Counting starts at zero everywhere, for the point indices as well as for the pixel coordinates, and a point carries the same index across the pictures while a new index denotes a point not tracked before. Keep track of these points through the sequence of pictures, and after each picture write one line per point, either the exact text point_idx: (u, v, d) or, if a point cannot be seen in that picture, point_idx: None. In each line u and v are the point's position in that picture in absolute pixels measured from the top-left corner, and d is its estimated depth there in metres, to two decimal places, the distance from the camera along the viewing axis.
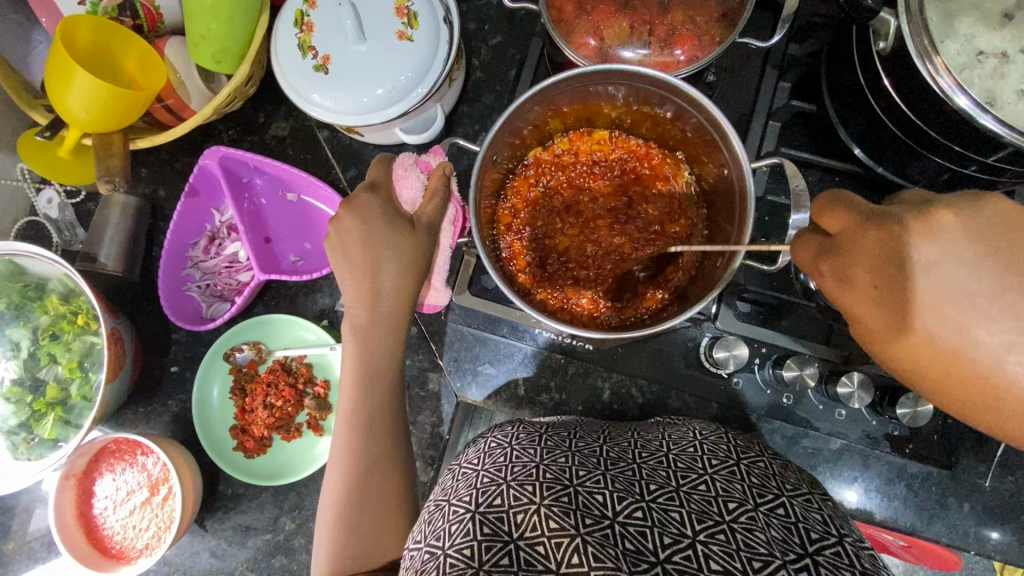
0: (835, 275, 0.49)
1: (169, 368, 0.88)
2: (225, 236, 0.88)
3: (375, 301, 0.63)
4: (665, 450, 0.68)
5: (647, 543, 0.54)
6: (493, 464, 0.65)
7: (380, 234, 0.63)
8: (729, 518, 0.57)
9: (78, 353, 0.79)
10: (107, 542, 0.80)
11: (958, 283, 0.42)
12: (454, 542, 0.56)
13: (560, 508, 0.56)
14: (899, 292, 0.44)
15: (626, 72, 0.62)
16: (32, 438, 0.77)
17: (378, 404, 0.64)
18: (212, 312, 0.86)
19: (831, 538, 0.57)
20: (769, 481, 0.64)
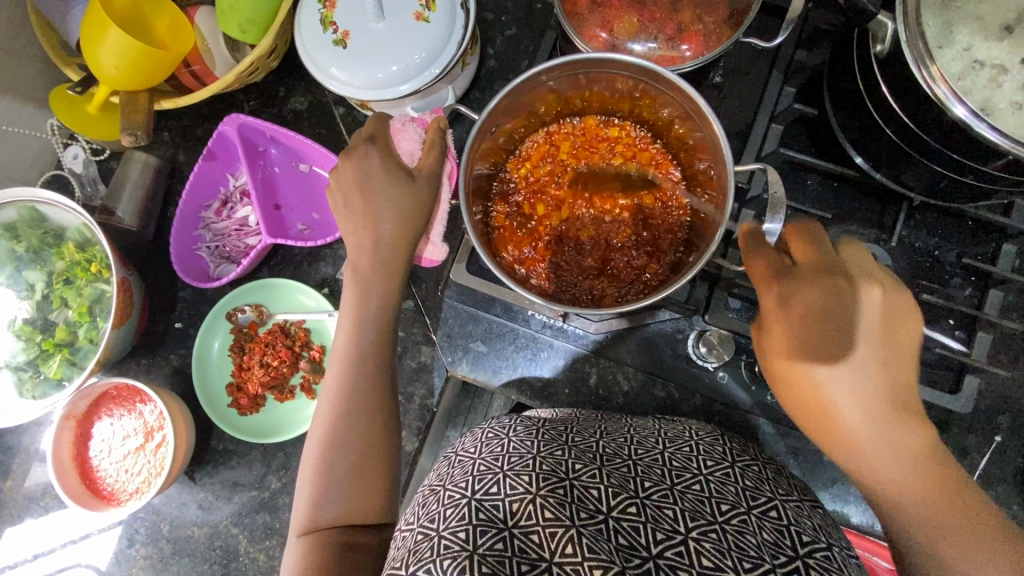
0: (781, 293, 0.58)
1: (173, 324, 0.91)
2: (238, 201, 0.91)
3: (373, 244, 0.67)
4: (660, 448, 0.70)
5: (640, 539, 0.56)
6: (489, 454, 0.67)
7: (381, 183, 0.66)
8: (722, 519, 0.59)
9: (88, 299, 0.82)
10: (99, 483, 0.83)
11: (856, 399, 0.57)
12: (449, 525, 0.58)
13: (556, 499, 0.58)
14: (817, 351, 0.57)
15: (626, 62, 0.64)
16: (38, 376, 0.81)
17: (370, 347, 0.67)
18: (218, 272, 0.90)
19: (821, 543, 0.59)
20: (763, 485, 0.66)
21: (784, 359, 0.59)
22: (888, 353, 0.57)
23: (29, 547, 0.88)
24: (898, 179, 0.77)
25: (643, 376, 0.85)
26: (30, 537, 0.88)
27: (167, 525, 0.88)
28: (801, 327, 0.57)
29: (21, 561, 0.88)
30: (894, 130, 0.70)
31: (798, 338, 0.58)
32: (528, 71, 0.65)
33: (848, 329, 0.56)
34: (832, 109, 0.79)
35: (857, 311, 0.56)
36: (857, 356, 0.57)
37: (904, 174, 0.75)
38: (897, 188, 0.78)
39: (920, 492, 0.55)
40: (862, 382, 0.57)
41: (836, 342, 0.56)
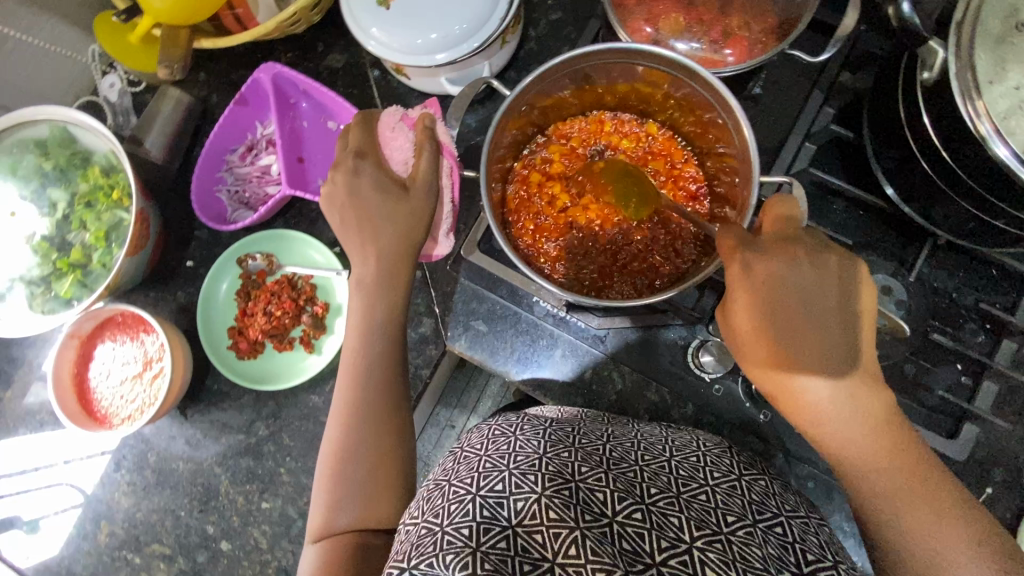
0: (744, 265, 0.59)
1: (186, 262, 0.93)
2: (263, 149, 0.92)
3: (372, 256, 0.69)
4: (667, 456, 0.70)
5: (644, 545, 0.58)
6: (495, 451, 0.67)
7: (377, 202, 0.69)
8: (727, 530, 0.60)
9: (106, 224, 0.83)
10: (94, 405, 0.84)
11: (817, 360, 0.57)
12: (452, 521, 0.58)
13: (560, 500, 0.59)
14: (779, 317, 0.58)
15: (668, 58, 0.63)
16: (49, 292, 0.82)
17: (381, 357, 0.68)
18: (235, 217, 0.91)
19: (826, 561, 0.59)
20: (769, 499, 0.66)
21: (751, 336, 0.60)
22: (847, 318, 0.58)
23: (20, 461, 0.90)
24: (926, 215, 0.75)
25: (638, 377, 0.84)
26: (29, 450, 0.91)
27: (154, 455, 0.89)
28: (769, 306, 0.58)
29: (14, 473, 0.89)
30: (931, 163, 0.68)
31: (758, 304, 0.59)
32: (567, 53, 0.64)
33: (806, 293, 0.58)
34: (869, 135, 0.77)
35: (822, 284, 0.58)
36: (829, 334, 0.58)
37: (934, 210, 0.73)
38: (924, 223, 0.76)
39: (878, 454, 0.56)
40: (835, 360, 0.57)
41: (796, 310, 0.58)
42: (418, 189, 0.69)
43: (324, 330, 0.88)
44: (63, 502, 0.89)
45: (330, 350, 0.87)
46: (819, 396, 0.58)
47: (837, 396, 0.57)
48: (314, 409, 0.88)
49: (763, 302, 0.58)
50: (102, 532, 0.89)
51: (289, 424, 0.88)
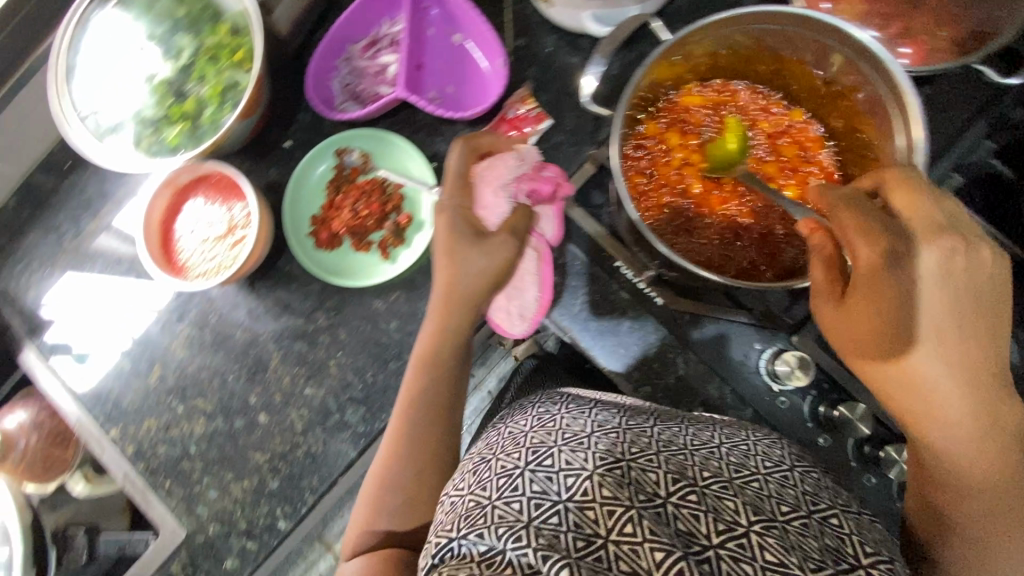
0: (866, 244, 0.54)
1: (284, 141, 0.93)
2: (385, 46, 0.89)
3: (444, 305, 0.73)
4: (716, 442, 0.67)
5: (700, 527, 0.55)
6: (542, 428, 0.68)
7: (460, 249, 0.73)
8: (783, 519, 0.56)
9: (224, 83, 0.83)
10: (173, 254, 0.87)
11: (937, 359, 0.54)
12: (502, 496, 0.59)
13: (613, 479, 0.58)
14: (895, 302, 0.54)
15: (852, 36, 0.58)
16: (158, 136, 0.84)
17: (437, 400, 0.72)
18: (342, 108, 0.90)
19: (887, 554, 0.56)
20: (824, 492, 0.62)
21: (858, 331, 0.56)
22: (973, 317, 0.54)
23: (83, 308, 0.96)
24: None
25: (703, 367, 0.81)
26: (92, 296, 0.96)
27: (216, 317, 0.92)
28: (901, 301, 0.54)
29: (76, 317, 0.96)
30: None
31: (874, 293, 0.54)
32: (742, 10, 0.60)
33: (927, 285, 0.54)
34: None
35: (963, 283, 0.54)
36: (952, 331, 0.54)
37: None
38: None
39: (977, 451, 0.55)
40: (946, 342, 0.54)
41: (915, 294, 0.54)
42: (499, 251, 0.73)
43: (403, 241, 0.88)
44: (114, 350, 0.94)
45: (404, 262, 0.88)
46: (935, 393, 0.55)
47: (951, 397, 0.55)
48: (375, 313, 0.89)
49: (901, 296, 0.54)
50: (154, 374, 0.93)
51: (348, 321, 0.89)
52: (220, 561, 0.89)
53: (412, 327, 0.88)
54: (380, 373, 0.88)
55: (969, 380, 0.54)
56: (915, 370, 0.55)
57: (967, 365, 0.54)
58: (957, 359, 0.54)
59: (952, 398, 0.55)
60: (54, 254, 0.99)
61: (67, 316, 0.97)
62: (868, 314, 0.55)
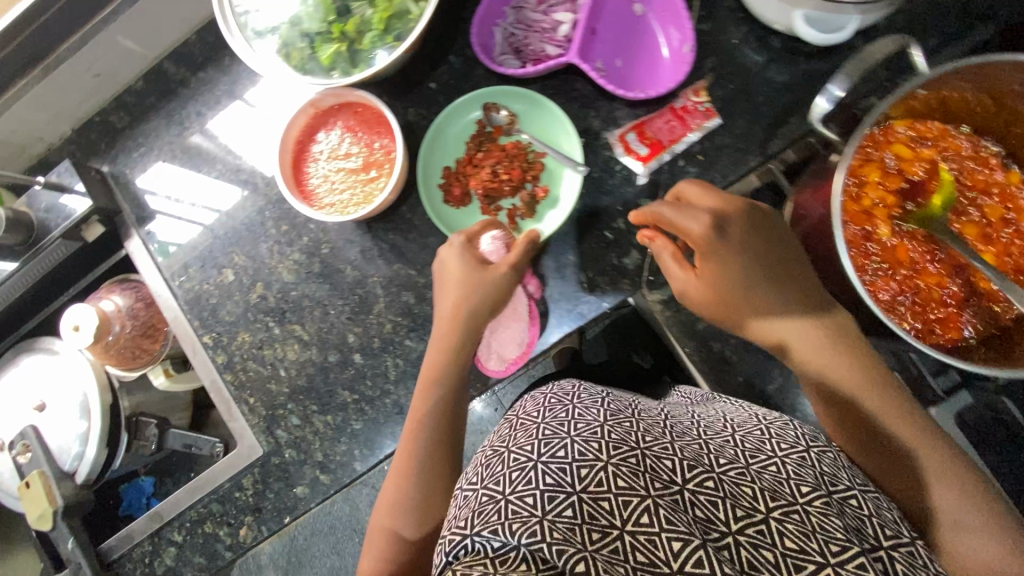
0: (722, 226, 0.69)
1: (428, 83, 0.89)
2: (560, 1, 0.82)
3: (448, 325, 0.79)
4: (731, 430, 0.67)
5: (718, 513, 0.55)
6: (555, 419, 0.65)
7: (462, 273, 0.78)
8: (803, 501, 0.57)
9: (394, 10, 0.77)
10: (302, 179, 0.83)
11: (810, 334, 0.69)
12: (514, 489, 0.55)
13: (629, 469, 0.57)
14: (775, 282, 0.70)
15: None
16: (312, 53, 0.79)
17: (440, 423, 0.76)
18: (500, 60, 0.84)
19: (905, 538, 0.57)
20: (840, 471, 0.63)
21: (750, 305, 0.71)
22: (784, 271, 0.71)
23: (168, 188, 0.97)
24: None
25: None
26: (180, 180, 0.97)
27: (327, 249, 0.91)
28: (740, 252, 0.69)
29: (162, 196, 0.97)
30: None
31: (770, 288, 0.70)
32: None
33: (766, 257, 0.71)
34: None
35: (768, 236, 0.70)
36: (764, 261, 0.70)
37: None
38: None
39: (845, 375, 0.67)
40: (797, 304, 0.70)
41: (775, 270, 0.70)
42: (490, 278, 0.78)
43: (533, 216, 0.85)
44: (186, 235, 0.96)
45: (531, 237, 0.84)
46: (822, 369, 0.69)
47: (844, 377, 0.67)
48: None
49: (742, 260, 0.69)
50: (255, 292, 0.93)
51: None
52: (292, 486, 0.90)
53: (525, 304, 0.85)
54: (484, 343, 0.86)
55: (830, 345, 0.69)
56: (804, 354, 0.70)
57: (805, 301, 0.70)
58: (819, 329, 0.69)
59: (826, 363, 0.68)
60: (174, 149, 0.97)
61: (153, 194, 0.98)
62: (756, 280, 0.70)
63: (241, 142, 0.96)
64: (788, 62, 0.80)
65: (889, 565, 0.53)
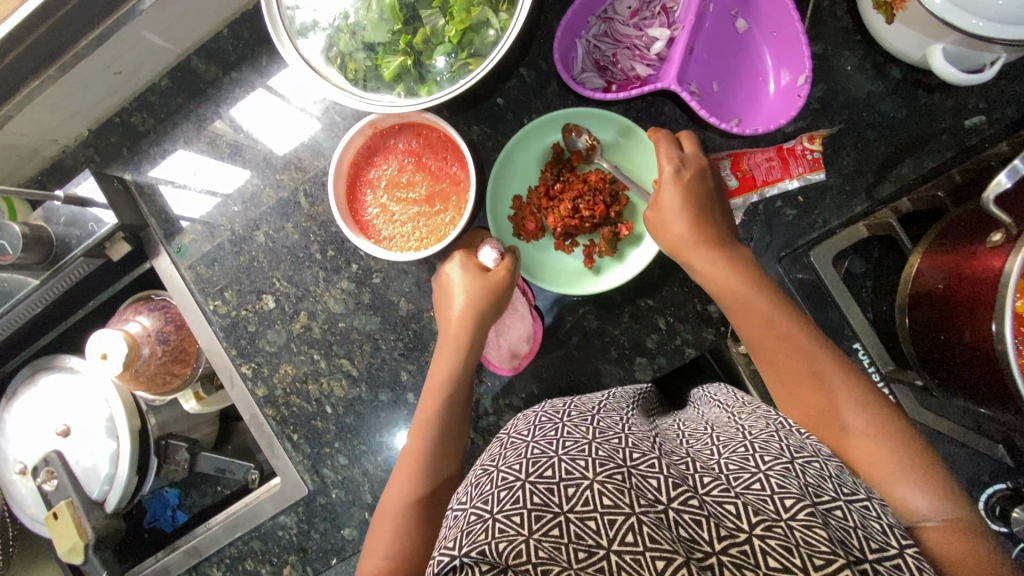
0: (675, 163, 0.69)
1: (497, 98, 0.79)
2: (654, 14, 0.73)
3: (447, 333, 0.73)
4: (717, 442, 0.59)
5: (702, 533, 0.48)
6: (543, 436, 0.59)
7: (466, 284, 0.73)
8: (787, 517, 0.47)
9: (472, 21, 0.67)
10: (359, 208, 0.75)
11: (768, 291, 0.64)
12: (503, 509, 0.51)
13: (614, 486, 0.52)
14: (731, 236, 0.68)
15: None
16: (374, 65, 0.69)
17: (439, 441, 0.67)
18: (581, 78, 0.75)
19: (892, 549, 0.46)
20: (828, 480, 0.52)
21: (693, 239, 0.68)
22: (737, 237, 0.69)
23: (186, 177, 0.88)
24: None
25: None
26: (212, 187, 0.88)
27: (378, 278, 0.83)
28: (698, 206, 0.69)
29: (179, 185, 0.88)
30: None
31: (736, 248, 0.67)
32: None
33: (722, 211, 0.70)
34: None
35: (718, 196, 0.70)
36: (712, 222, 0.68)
37: None
38: None
39: (818, 357, 0.61)
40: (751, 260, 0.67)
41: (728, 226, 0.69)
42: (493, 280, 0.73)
43: (614, 254, 0.77)
44: (194, 212, 0.88)
45: (610, 277, 0.77)
46: (774, 326, 0.63)
47: (780, 331, 0.63)
48: (557, 320, 0.80)
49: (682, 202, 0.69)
50: (299, 321, 0.85)
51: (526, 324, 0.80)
52: (339, 527, 0.85)
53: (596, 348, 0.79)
54: (550, 389, 0.80)
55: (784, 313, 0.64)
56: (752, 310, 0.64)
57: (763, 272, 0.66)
58: (770, 289, 0.65)
59: (771, 321, 0.63)
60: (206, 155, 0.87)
61: (168, 182, 0.88)
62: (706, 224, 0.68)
63: (277, 139, 0.86)
64: (907, 96, 0.72)
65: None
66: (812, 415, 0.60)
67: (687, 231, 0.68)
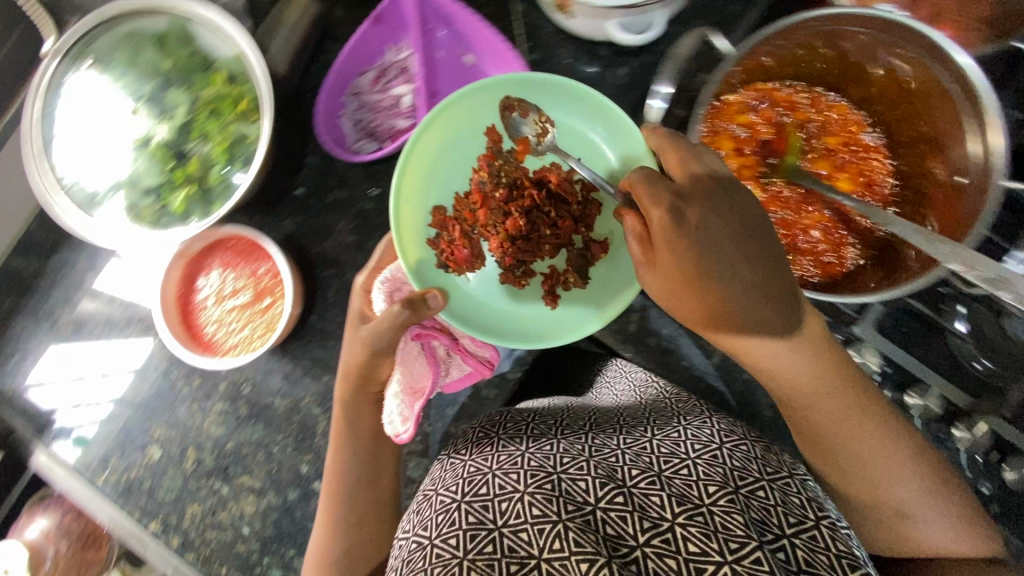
0: (672, 208, 0.63)
1: (295, 189, 0.87)
2: (395, 76, 0.84)
3: (345, 386, 0.74)
4: (649, 434, 0.72)
5: (628, 527, 0.60)
6: (479, 454, 0.71)
7: (361, 354, 0.70)
8: (708, 503, 0.61)
9: (231, 138, 0.75)
10: (196, 330, 0.79)
11: (759, 311, 0.64)
12: (441, 532, 0.62)
13: (543, 496, 0.62)
14: (724, 253, 0.63)
15: (918, 33, 0.57)
16: (162, 205, 0.76)
17: (361, 480, 0.74)
18: (357, 147, 0.84)
19: (807, 521, 0.61)
20: (750, 463, 0.67)
21: (681, 278, 0.63)
22: (753, 259, 0.64)
23: (67, 371, 0.90)
24: None
25: None
26: (70, 361, 0.90)
27: (248, 387, 0.86)
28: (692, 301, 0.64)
29: (61, 382, 0.90)
30: None
31: (753, 281, 0.63)
32: (785, 21, 0.60)
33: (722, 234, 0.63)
34: None
35: (729, 226, 0.64)
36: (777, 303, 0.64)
37: None
38: None
39: (848, 409, 0.65)
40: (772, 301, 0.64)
41: (746, 268, 0.64)
42: (385, 350, 0.70)
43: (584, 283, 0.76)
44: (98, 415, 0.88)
45: (577, 308, 0.77)
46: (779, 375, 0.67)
47: (831, 397, 0.66)
48: None
49: (729, 301, 0.64)
50: (189, 458, 0.87)
51: None
52: None
53: None
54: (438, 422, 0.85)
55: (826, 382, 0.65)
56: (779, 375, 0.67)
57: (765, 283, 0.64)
58: (807, 356, 0.65)
59: (843, 404, 0.65)
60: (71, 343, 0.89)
61: (47, 382, 0.90)
62: (698, 255, 0.63)
63: (131, 291, 0.89)
64: (621, 64, 0.84)
65: (790, 554, 0.57)
66: (822, 444, 0.67)
67: (706, 314, 0.65)
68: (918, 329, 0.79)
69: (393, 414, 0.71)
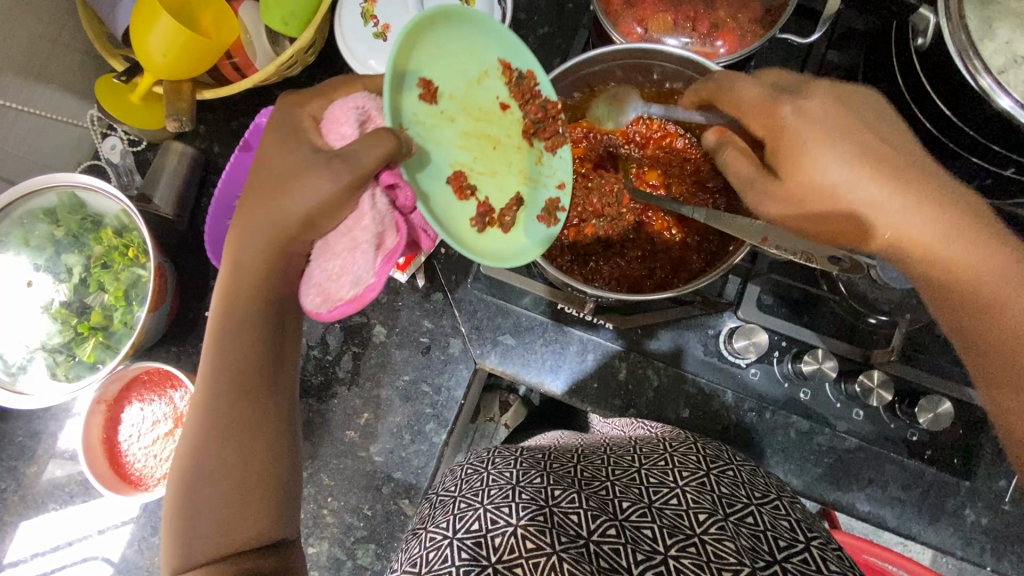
0: (797, 113, 0.61)
1: (203, 313, 0.91)
2: None
3: (245, 222, 0.59)
4: (637, 463, 0.67)
5: (622, 560, 0.57)
6: (469, 489, 0.63)
7: (307, 187, 0.56)
8: (700, 532, 0.58)
9: (125, 283, 0.83)
10: (127, 468, 0.83)
11: (896, 215, 0.58)
12: (432, 568, 0.56)
13: (537, 528, 0.56)
14: (897, 163, 0.59)
15: (663, 52, 0.68)
16: (72, 359, 0.81)
17: (240, 362, 0.61)
18: None
19: (797, 545, 0.59)
20: (738, 489, 0.64)
21: (798, 192, 0.60)
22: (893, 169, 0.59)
23: (50, 537, 0.88)
24: None
25: (674, 371, 0.84)
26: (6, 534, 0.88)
27: None
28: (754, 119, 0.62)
29: (45, 549, 0.88)
30: (933, 121, 0.69)
31: (882, 179, 0.58)
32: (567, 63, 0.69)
33: (842, 136, 0.59)
34: None
35: (844, 121, 0.60)
36: (904, 189, 0.58)
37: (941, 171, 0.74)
38: None
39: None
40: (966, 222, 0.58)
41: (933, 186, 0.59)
42: (352, 190, 0.54)
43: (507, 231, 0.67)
44: None
45: (501, 247, 0.66)
46: (954, 258, 0.58)
47: None
48: (351, 445, 0.86)
49: (861, 196, 0.59)
50: None
51: (328, 463, 0.86)
52: None
53: (391, 445, 0.87)
54: (378, 503, 0.86)
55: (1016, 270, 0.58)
56: (924, 240, 0.58)
57: (887, 171, 0.58)
58: (934, 204, 0.58)
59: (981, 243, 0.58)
60: (40, 507, 0.89)
61: (31, 554, 0.88)
62: (815, 165, 0.60)
63: (61, 449, 0.91)
64: None
65: None
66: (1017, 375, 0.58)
67: (800, 203, 0.60)
68: (801, 299, 0.81)
69: (340, 275, 0.57)
